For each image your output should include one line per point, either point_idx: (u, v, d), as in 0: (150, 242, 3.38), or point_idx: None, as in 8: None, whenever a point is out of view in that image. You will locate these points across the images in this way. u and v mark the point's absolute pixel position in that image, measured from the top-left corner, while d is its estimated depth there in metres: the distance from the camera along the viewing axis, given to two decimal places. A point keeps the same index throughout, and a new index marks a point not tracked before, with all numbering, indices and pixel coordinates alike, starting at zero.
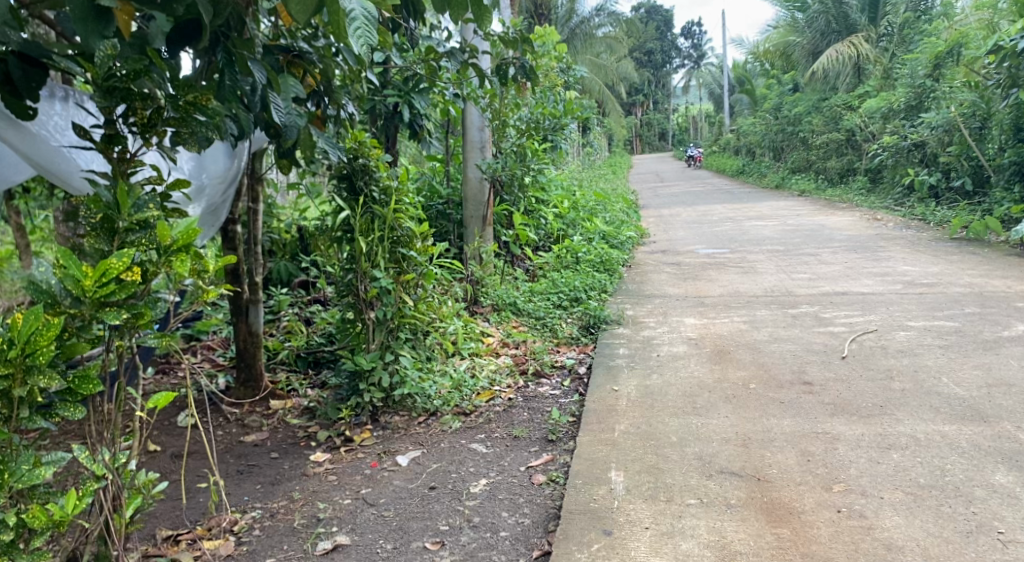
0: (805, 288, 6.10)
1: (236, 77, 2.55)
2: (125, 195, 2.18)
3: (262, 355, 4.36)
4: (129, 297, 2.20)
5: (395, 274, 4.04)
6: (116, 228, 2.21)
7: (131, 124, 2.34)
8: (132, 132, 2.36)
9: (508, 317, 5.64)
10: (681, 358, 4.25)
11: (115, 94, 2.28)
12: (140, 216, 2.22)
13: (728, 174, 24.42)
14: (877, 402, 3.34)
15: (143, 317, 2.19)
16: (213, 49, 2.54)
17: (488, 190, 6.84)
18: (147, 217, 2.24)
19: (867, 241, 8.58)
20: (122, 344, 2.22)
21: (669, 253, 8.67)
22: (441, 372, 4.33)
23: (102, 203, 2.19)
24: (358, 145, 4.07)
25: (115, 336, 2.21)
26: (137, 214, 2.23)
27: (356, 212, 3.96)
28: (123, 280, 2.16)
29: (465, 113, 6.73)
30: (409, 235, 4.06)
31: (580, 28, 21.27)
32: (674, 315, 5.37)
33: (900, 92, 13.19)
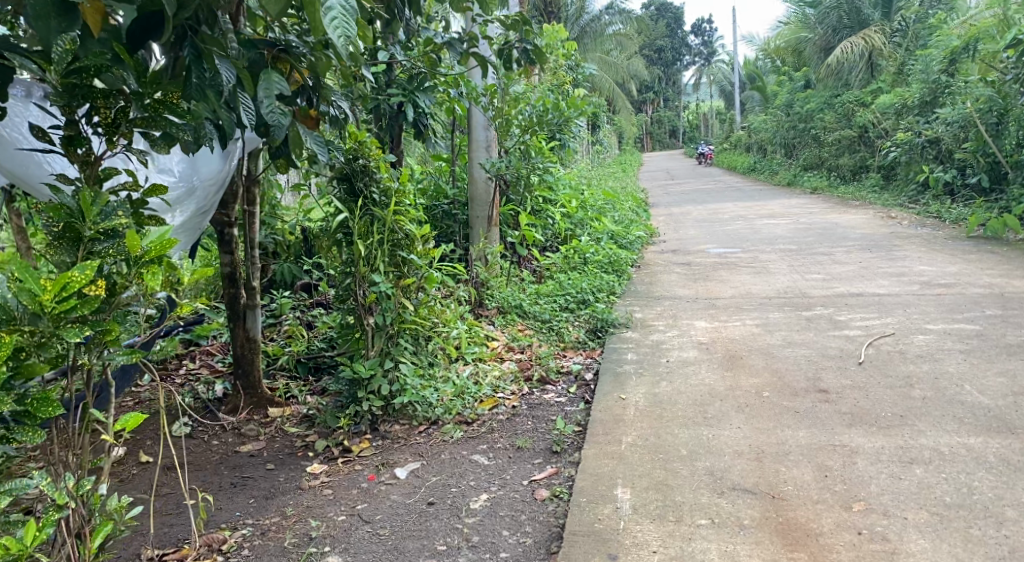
0: (819, 289, 5.94)
1: (205, 76, 2.37)
2: (90, 202, 2.07)
3: (261, 361, 4.17)
4: (94, 312, 2.11)
5: (395, 278, 3.93)
6: (82, 237, 2.11)
7: (96, 124, 2.33)
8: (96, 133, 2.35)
9: (513, 320, 5.51)
10: (691, 364, 4.11)
11: (76, 94, 2.27)
12: (107, 224, 2.12)
13: (739, 172, 24.21)
14: (897, 412, 3.18)
15: (111, 333, 2.09)
16: (179, 45, 2.39)
17: (494, 190, 6.70)
18: (115, 226, 2.15)
19: (882, 239, 8.40)
20: (88, 363, 2.11)
21: (679, 253, 8.52)
22: (443, 379, 4.20)
23: (65, 211, 2.08)
24: (358, 144, 3.94)
25: (79, 354, 2.09)
26: (104, 223, 2.13)
27: (356, 214, 3.81)
28: (86, 294, 2.05)
29: (470, 113, 6.61)
30: (410, 239, 3.97)
31: (590, 27, 21.13)
32: (685, 318, 5.23)
33: (914, 88, 12.99)
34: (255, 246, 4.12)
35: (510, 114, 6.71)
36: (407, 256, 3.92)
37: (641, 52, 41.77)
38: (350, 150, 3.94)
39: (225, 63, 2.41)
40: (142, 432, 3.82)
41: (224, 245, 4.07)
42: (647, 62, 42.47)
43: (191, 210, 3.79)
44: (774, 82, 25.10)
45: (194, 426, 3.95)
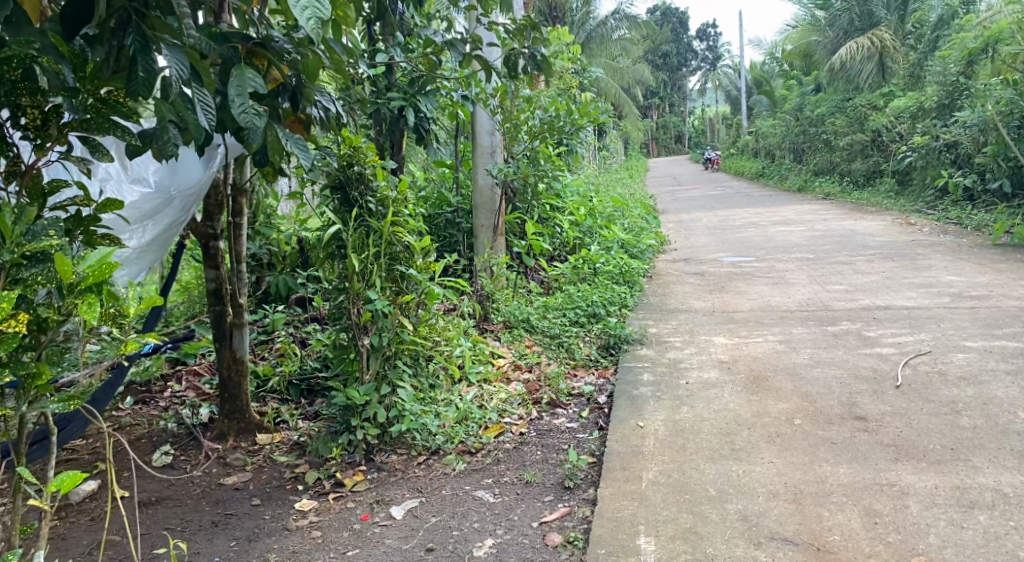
0: (843, 301, 5.63)
1: (152, 64, 2.14)
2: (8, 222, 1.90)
3: (249, 385, 3.89)
4: (18, 352, 1.95)
5: (392, 295, 3.65)
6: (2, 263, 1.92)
7: (22, 128, 2.16)
8: (23, 137, 2.17)
9: (520, 335, 5.20)
10: (713, 386, 3.81)
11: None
12: (31, 247, 1.93)
13: (747, 178, 23.88)
14: (948, 444, 2.89)
15: (39, 377, 1.94)
16: (124, 31, 2.20)
17: (500, 197, 6.40)
18: (43, 248, 1.96)
19: (903, 247, 8.08)
20: (10, 410, 1.95)
21: (691, 262, 8.21)
22: (445, 402, 3.91)
23: None
24: (353, 150, 3.60)
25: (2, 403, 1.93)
26: (30, 244, 1.95)
27: (350, 227, 3.51)
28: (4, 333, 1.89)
29: (475, 117, 6.34)
30: (408, 252, 3.68)
31: (596, 31, 20.87)
32: (703, 334, 4.92)
33: (931, 91, 12.69)
34: (243, 260, 3.85)
35: (519, 117, 6.41)
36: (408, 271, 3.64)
37: (647, 57, 41.48)
38: (343, 155, 3.58)
39: (176, 53, 2.17)
40: (118, 461, 3.53)
41: (209, 260, 3.80)
42: (653, 67, 42.19)
43: (164, 225, 3.41)
44: (783, 86, 24.78)
45: (175, 456, 3.66)
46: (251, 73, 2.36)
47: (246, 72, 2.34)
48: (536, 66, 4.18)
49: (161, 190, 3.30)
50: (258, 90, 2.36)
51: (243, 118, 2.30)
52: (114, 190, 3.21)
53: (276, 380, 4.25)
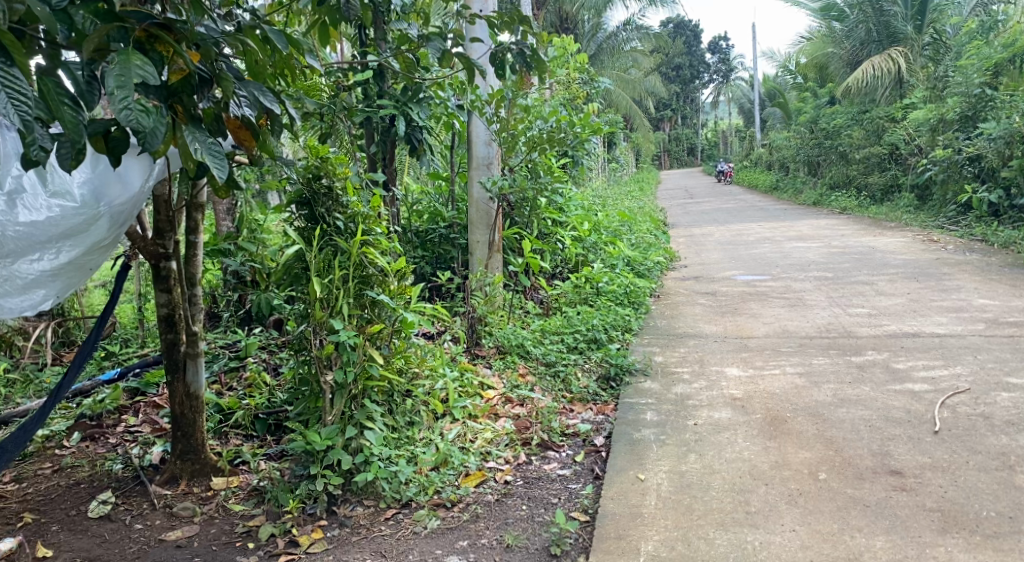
0: (867, 328, 5.18)
1: None
2: None
3: (206, 421, 3.48)
4: None
5: (361, 325, 3.21)
6: None
7: None
8: None
9: (513, 362, 4.78)
10: (725, 429, 3.38)
11: None
12: None
13: (761, 191, 23.41)
14: (1002, 511, 2.49)
15: None
16: None
17: (496, 212, 6.05)
18: None
19: (928, 266, 7.62)
20: None
21: (702, 280, 7.77)
22: (424, 443, 3.49)
23: None
24: (322, 160, 3.24)
25: None
26: None
27: (313, 247, 3.12)
28: None
29: (471, 125, 6.02)
30: (381, 276, 3.27)
31: (606, 43, 20.48)
32: (713, 364, 4.49)
33: (952, 103, 12.24)
34: (197, 284, 3.46)
35: (517, 127, 5.96)
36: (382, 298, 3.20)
37: (660, 70, 41.13)
38: (309, 166, 3.23)
39: None
40: (50, 514, 3.19)
41: (159, 283, 3.42)
42: (665, 80, 41.82)
43: (84, 245, 2.96)
44: (797, 97, 24.31)
45: (116, 504, 3.26)
46: (139, 65, 2.10)
47: (132, 60, 2.09)
48: (525, 64, 3.78)
49: (86, 205, 2.87)
50: (150, 82, 2.11)
51: (126, 117, 2.06)
52: (31, 205, 2.81)
53: (241, 413, 3.83)
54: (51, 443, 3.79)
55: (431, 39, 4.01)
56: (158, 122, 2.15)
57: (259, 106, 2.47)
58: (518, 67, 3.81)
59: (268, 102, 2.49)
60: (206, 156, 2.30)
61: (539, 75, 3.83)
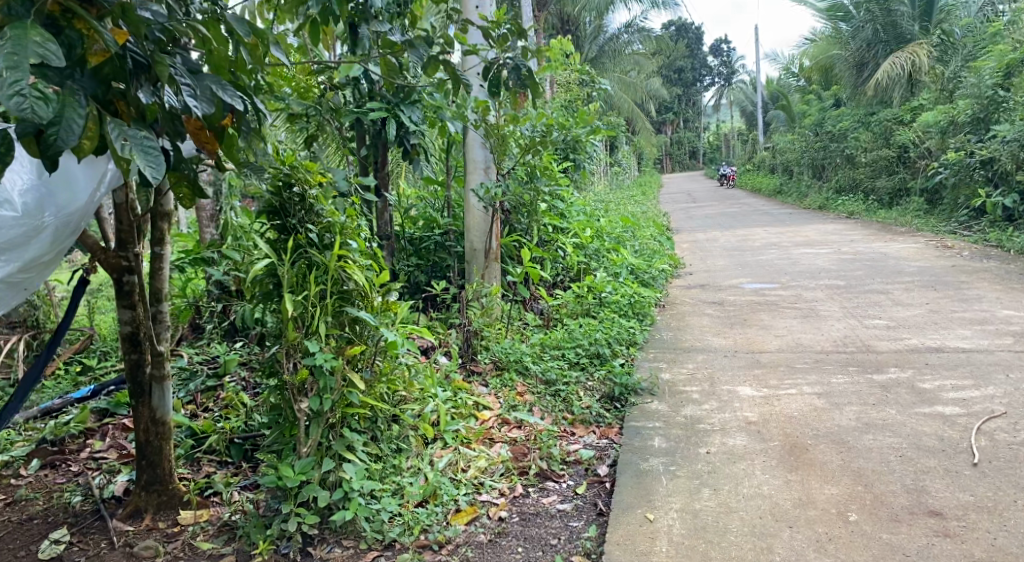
0: (886, 342, 4.89)
1: None
2: None
3: (174, 449, 3.18)
4: None
5: (339, 346, 2.93)
6: None
7: None
8: None
9: (511, 380, 4.49)
10: (741, 459, 3.09)
11: None
12: None
13: (765, 194, 23.10)
14: None
15: None
16: None
17: (493, 220, 5.79)
18: None
19: (945, 274, 7.33)
20: None
21: (708, 288, 7.47)
22: (412, 472, 3.20)
23: None
24: (291, 168, 3.01)
25: None
26: None
27: (286, 261, 2.88)
28: None
29: (465, 133, 5.81)
30: (360, 290, 3.01)
31: (609, 46, 20.15)
32: (724, 382, 4.19)
33: (963, 105, 11.96)
34: (163, 300, 3.16)
35: (508, 129, 5.69)
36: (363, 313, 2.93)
37: (662, 73, 40.83)
38: (277, 176, 2.98)
39: None
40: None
41: (122, 298, 3.11)
42: (667, 83, 41.56)
43: (22, 260, 2.64)
44: (801, 100, 24.03)
45: (70, 544, 2.97)
46: (40, 42, 1.86)
47: (31, 36, 1.86)
48: (520, 83, 3.47)
49: (28, 215, 2.59)
50: (51, 63, 1.86)
51: (19, 105, 1.82)
52: None
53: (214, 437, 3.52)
54: (8, 470, 3.49)
55: (414, 42, 3.70)
56: (67, 111, 1.93)
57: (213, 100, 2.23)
58: (512, 85, 3.49)
59: (224, 97, 2.25)
60: (136, 153, 2.04)
61: (534, 95, 3.53)
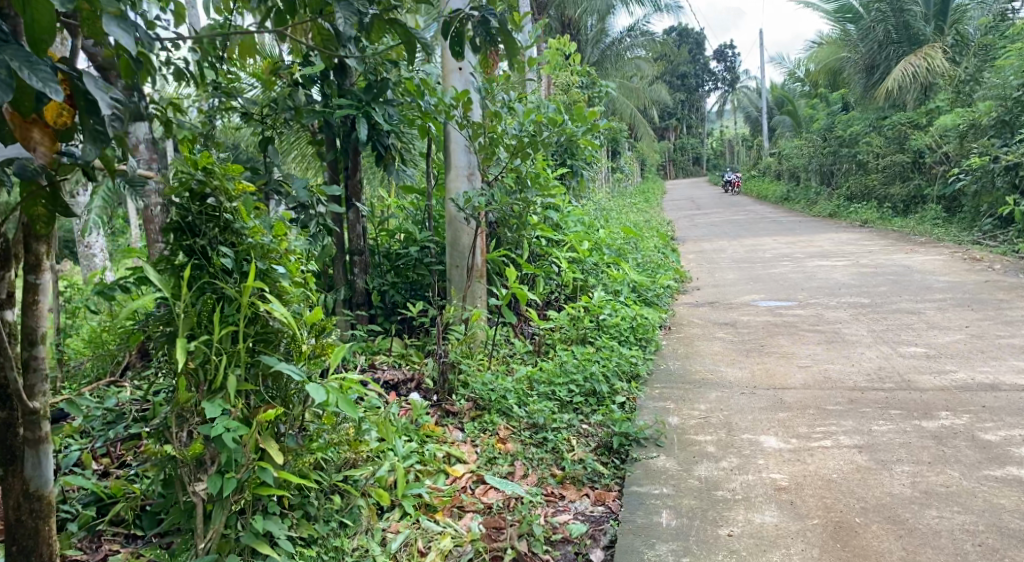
0: (930, 376, 4.22)
1: None
2: None
3: (54, 530, 2.53)
4: None
5: (251, 410, 2.31)
6: None
7: None
8: None
9: (491, 423, 3.81)
10: (773, 550, 2.47)
11: None
12: None
13: (771, 201, 22.44)
14: None
15: None
16: None
17: (476, 233, 5.16)
18: None
19: (979, 291, 6.69)
20: None
21: (718, 307, 6.80)
22: (358, 554, 2.55)
23: None
24: (205, 172, 2.40)
25: None
26: None
27: (182, 299, 2.28)
28: None
29: (447, 133, 5.13)
30: (284, 329, 2.39)
31: (612, 49, 19.46)
32: (744, 430, 3.52)
33: (985, 107, 11.34)
34: (41, 341, 2.47)
35: (497, 129, 5.08)
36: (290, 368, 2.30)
37: (664, 78, 40.19)
38: (185, 182, 2.38)
39: None
40: None
41: None
42: (670, 88, 40.91)
43: None
44: (807, 104, 23.44)
45: None
46: None
47: None
48: (490, 39, 2.86)
49: None
50: None
51: None
52: None
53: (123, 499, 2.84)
54: None
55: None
56: None
57: (13, 83, 1.74)
58: (481, 44, 2.90)
59: (32, 80, 1.76)
60: None
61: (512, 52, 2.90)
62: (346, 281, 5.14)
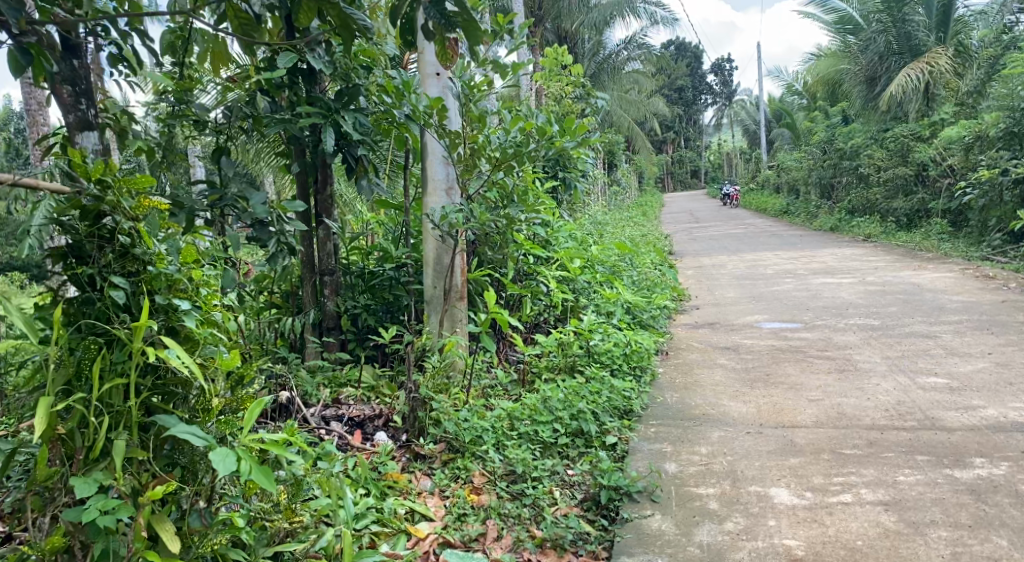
0: (957, 413, 3.79)
1: None
2: None
3: None
4: None
5: (140, 483, 2.14)
6: None
7: None
8: None
9: (464, 469, 3.36)
10: None
11: None
12: None
13: (770, 214, 22.04)
14: None
15: None
16: None
17: (456, 253, 4.72)
18: None
19: (996, 312, 6.26)
20: None
21: (719, 329, 6.36)
22: None
23: None
24: (102, 185, 2.15)
25: None
26: None
27: (57, 345, 2.08)
28: None
29: (424, 142, 4.69)
30: (191, 381, 2.21)
31: (607, 62, 19.06)
32: (750, 481, 3.09)
33: (993, 119, 10.95)
34: None
35: (479, 139, 4.63)
36: (193, 434, 2.10)
37: (661, 91, 39.86)
38: (77, 197, 2.13)
39: None
40: None
41: None
42: (668, 101, 40.59)
43: None
44: (805, 117, 23.08)
45: None
46: None
47: None
48: (446, 22, 2.66)
49: None
50: None
51: None
52: None
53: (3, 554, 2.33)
54: None
55: None
56: None
57: None
58: (435, 28, 2.69)
59: None
60: None
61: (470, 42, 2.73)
62: (316, 302, 4.70)
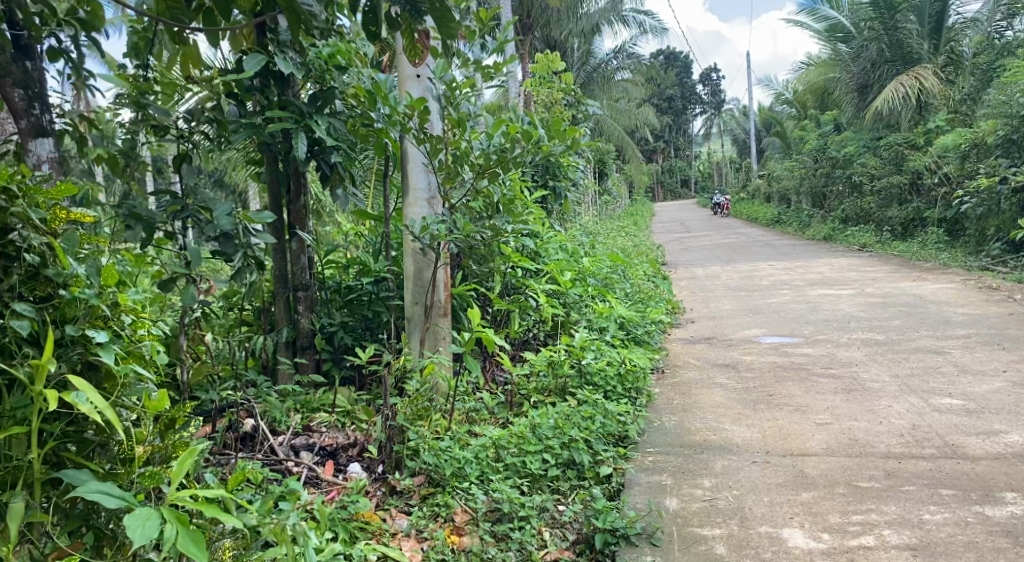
0: (978, 439, 3.51)
1: None
2: None
3: None
4: None
5: (40, 553, 1.97)
6: None
7: None
8: None
9: (444, 506, 3.05)
10: None
11: None
12: None
13: (763, 224, 21.81)
14: None
15: None
16: None
17: (438, 266, 4.42)
18: None
19: (1005, 326, 6.00)
20: None
21: (716, 345, 6.06)
22: None
23: None
24: (7, 196, 1.99)
25: None
26: None
27: None
28: None
29: (405, 150, 4.43)
30: (110, 428, 2.04)
31: (597, 71, 18.86)
32: (760, 520, 2.82)
33: (989, 126, 10.75)
34: None
35: (461, 143, 4.34)
36: (106, 493, 1.93)
37: (651, 101, 39.74)
38: None
39: None
40: None
41: None
42: (658, 111, 40.47)
43: None
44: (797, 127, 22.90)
45: None
46: None
47: None
48: (414, 12, 2.44)
49: None
50: None
51: None
52: None
53: None
54: None
55: None
56: None
57: None
58: (402, 17, 2.47)
59: None
60: None
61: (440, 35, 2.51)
62: (289, 319, 4.41)
